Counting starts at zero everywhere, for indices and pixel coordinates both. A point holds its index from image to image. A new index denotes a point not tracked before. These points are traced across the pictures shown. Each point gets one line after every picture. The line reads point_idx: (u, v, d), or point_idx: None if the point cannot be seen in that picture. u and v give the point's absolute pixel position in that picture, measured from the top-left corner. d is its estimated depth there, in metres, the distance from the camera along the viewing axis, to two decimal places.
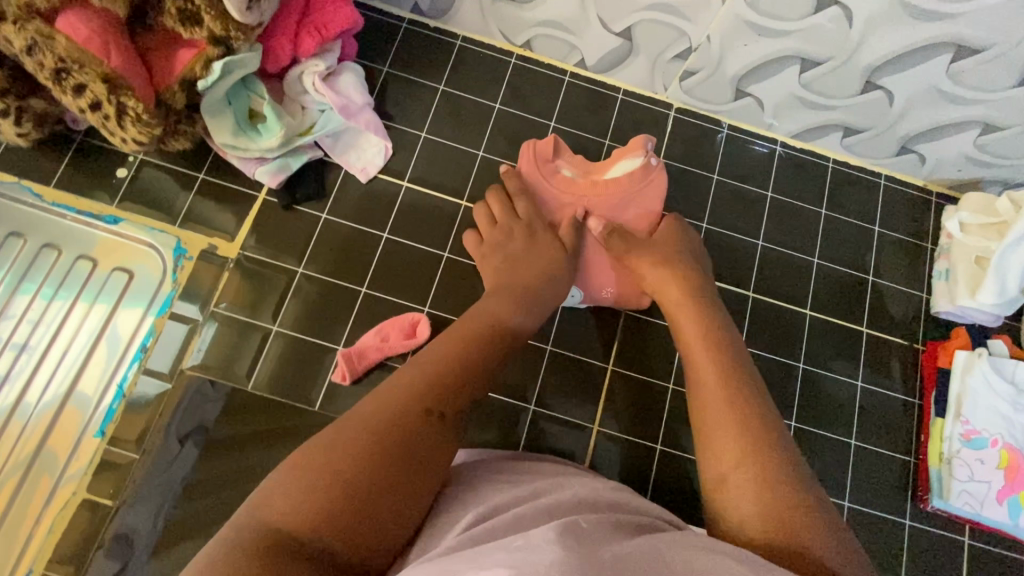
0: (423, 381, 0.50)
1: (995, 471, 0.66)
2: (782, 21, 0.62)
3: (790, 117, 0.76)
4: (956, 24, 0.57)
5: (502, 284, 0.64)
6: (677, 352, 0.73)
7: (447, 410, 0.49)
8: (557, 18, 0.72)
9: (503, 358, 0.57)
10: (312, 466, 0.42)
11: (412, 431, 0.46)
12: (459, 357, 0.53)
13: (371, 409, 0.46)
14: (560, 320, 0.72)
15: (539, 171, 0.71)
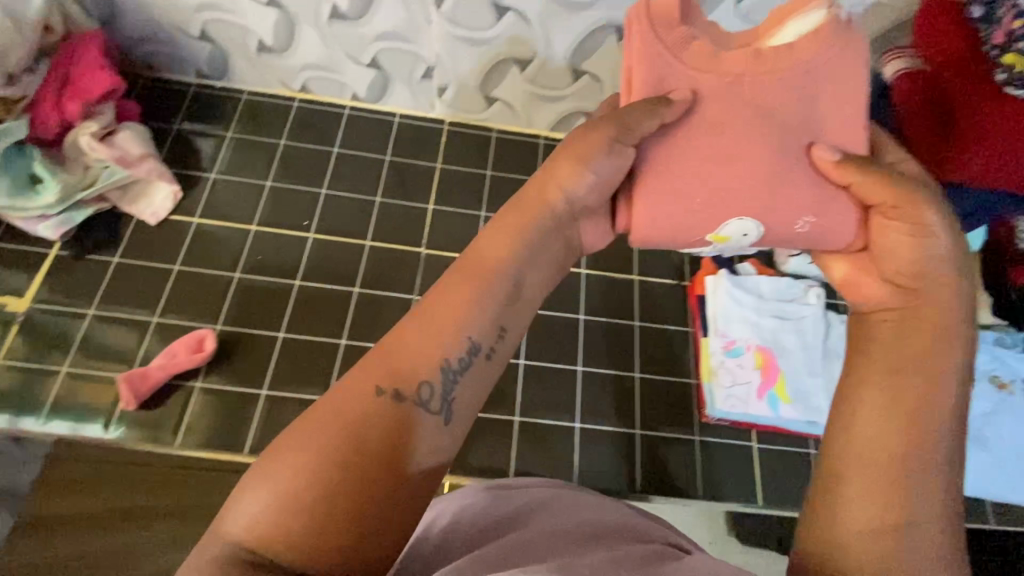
0: (385, 355, 0.39)
1: (752, 372, 0.74)
2: (480, 30, 0.76)
3: (541, 113, 0.87)
4: (601, 10, 0.73)
5: (523, 220, 0.44)
6: None
7: (408, 387, 0.38)
8: (317, 61, 0.83)
9: (508, 306, 0.42)
10: (259, 473, 0.35)
11: (360, 420, 0.36)
12: (434, 315, 0.40)
13: (326, 411, 0.36)
14: (353, 317, 0.75)
15: (662, 41, 0.47)
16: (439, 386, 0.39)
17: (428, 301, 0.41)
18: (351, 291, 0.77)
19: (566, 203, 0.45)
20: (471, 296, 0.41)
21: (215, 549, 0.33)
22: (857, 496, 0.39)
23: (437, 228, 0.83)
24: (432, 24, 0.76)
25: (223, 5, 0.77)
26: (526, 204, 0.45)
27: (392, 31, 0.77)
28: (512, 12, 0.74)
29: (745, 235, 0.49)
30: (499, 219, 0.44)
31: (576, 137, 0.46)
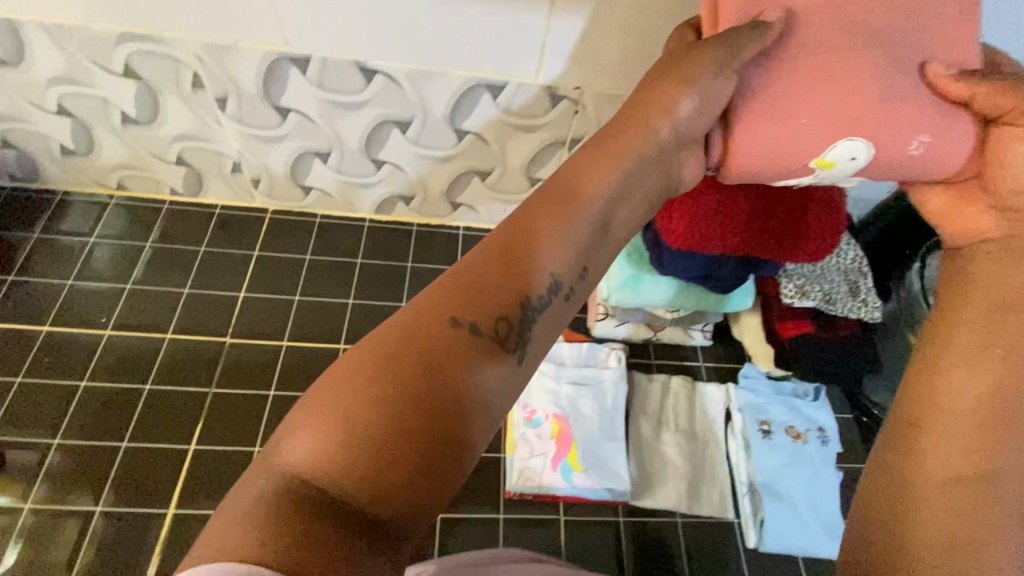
0: (468, 280, 0.36)
1: (549, 442, 0.75)
2: (270, 129, 0.78)
3: (360, 198, 0.92)
4: (377, 109, 0.75)
5: (634, 143, 0.45)
6: (261, 415, 0.79)
7: (487, 319, 0.35)
8: (124, 162, 0.84)
9: (572, 245, 0.40)
10: (315, 400, 0.31)
11: (437, 350, 0.33)
12: (513, 244, 0.37)
13: (399, 330, 0.33)
14: (143, 412, 0.77)
15: None
16: (517, 323, 0.36)
17: (530, 216, 0.39)
18: (145, 386, 0.79)
19: (609, 139, 0.45)
20: (539, 229, 0.39)
21: (263, 481, 0.29)
22: (938, 442, 0.42)
23: (244, 318, 0.86)
24: (222, 124, 0.78)
25: (14, 115, 0.77)
26: (629, 132, 0.46)
27: (187, 134, 0.79)
28: (295, 114, 0.76)
29: (853, 158, 0.50)
30: (597, 152, 0.45)
31: (664, 73, 0.49)
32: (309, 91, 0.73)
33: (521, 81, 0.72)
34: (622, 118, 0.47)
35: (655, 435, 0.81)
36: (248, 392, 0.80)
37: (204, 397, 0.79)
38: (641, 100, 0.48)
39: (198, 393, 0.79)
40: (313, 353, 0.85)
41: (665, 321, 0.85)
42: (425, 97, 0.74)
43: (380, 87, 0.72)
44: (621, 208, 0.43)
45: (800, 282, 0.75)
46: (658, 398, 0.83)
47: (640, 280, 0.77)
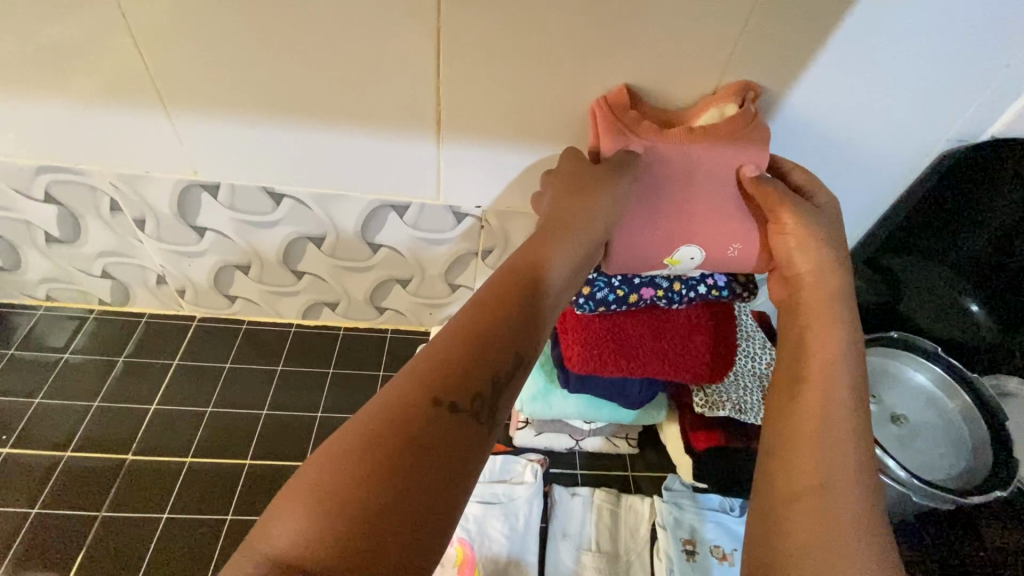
0: (441, 362, 0.41)
1: (450, 569, 0.70)
2: (188, 245, 0.81)
3: (285, 306, 0.93)
4: (289, 226, 0.78)
5: (578, 229, 0.54)
6: (151, 539, 0.75)
7: (462, 394, 0.40)
8: (50, 276, 0.87)
9: (532, 325, 0.46)
10: (305, 481, 0.35)
11: (419, 427, 0.37)
12: (477, 330, 0.43)
13: (385, 406, 0.38)
14: (27, 537, 0.73)
15: (621, 120, 0.60)
16: (488, 395, 0.41)
17: (494, 302, 0.46)
18: (31, 511, 0.75)
19: (556, 222, 0.54)
20: (499, 312, 0.45)
21: (252, 564, 0.32)
22: (796, 493, 0.47)
23: (153, 431, 0.84)
24: (142, 243, 0.81)
25: None
26: (573, 220, 0.54)
27: (110, 251, 0.82)
28: (211, 233, 0.79)
29: (693, 258, 0.62)
30: (550, 236, 0.53)
31: (573, 183, 0.57)
32: (222, 213, 0.76)
33: (423, 201, 0.75)
34: (561, 209, 0.55)
35: (573, 558, 0.74)
36: (140, 515, 0.76)
37: (92, 522, 0.75)
38: (581, 186, 0.56)
39: (88, 515, 0.76)
40: (218, 468, 0.81)
41: (584, 431, 0.82)
42: (332, 215, 0.77)
43: (288, 208, 0.76)
44: (566, 291, 0.52)
45: (709, 391, 0.73)
46: (580, 514, 0.78)
47: (551, 391, 0.75)
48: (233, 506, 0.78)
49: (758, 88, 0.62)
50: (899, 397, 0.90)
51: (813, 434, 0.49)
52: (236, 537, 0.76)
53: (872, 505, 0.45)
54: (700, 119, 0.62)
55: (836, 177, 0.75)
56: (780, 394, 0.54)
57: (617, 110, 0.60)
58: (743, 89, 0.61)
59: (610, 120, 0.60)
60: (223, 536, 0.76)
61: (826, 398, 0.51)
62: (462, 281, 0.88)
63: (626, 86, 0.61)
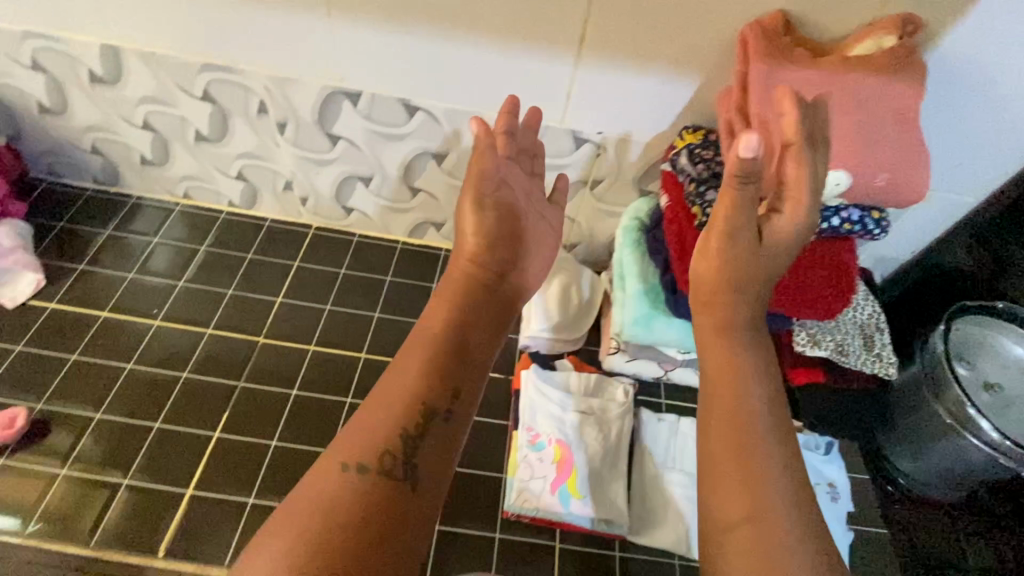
0: (358, 434, 0.51)
1: (549, 466, 0.75)
2: (321, 153, 0.87)
3: (396, 222, 0.99)
4: (416, 141, 0.83)
5: (478, 300, 0.62)
6: (286, 411, 0.84)
7: (376, 458, 0.49)
8: (192, 174, 0.95)
9: (446, 381, 0.55)
10: (252, 552, 0.44)
11: (336, 493, 0.47)
12: (385, 402, 0.53)
13: (311, 484, 0.48)
14: (179, 398, 0.82)
15: (775, 45, 0.60)
16: (403, 453, 0.50)
17: (397, 373, 0.55)
18: (181, 374, 0.84)
19: (457, 297, 0.61)
20: (409, 380, 0.54)
21: None
22: None
23: (280, 321, 0.92)
24: (280, 147, 0.87)
25: (106, 127, 0.88)
26: (465, 297, 0.62)
27: (249, 153, 0.89)
28: (344, 141, 0.84)
29: (838, 184, 0.58)
30: (452, 311, 0.60)
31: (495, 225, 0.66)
32: (358, 122, 0.81)
33: (549, 123, 0.77)
34: (467, 276, 0.64)
35: (659, 473, 0.79)
36: (273, 390, 0.85)
37: (233, 391, 0.84)
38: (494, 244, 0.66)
39: (230, 386, 0.85)
40: (338, 360, 0.89)
41: (676, 361, 0.84)
42: (460, 133, 0.81)
43: (421, 122, 0.80)
44: (479, 343, 0.59)
45: (812, 330, 0.75)
46: (667, 437, 0.82)
47: (655, 317, 0.78)
48: (352, 393, 0.86)
49: (919, 22, 0.61)
50: (994, 367, 0.86)
51: (732, 462, 0.50)
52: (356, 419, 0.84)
53: (807, 515, 0.48)
54: (855, 50, 0.61)
55: (948, 142, 0.74)
56: (707, 421, 0.54)
57: (770, 34, 0.61)
58: (906, 20, 0.59)
59: (762, 44, 0.60)
60: (344, 417, 0.84)
61: (744, 427, 0.52)
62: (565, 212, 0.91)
63: (779, 14, 0.61)
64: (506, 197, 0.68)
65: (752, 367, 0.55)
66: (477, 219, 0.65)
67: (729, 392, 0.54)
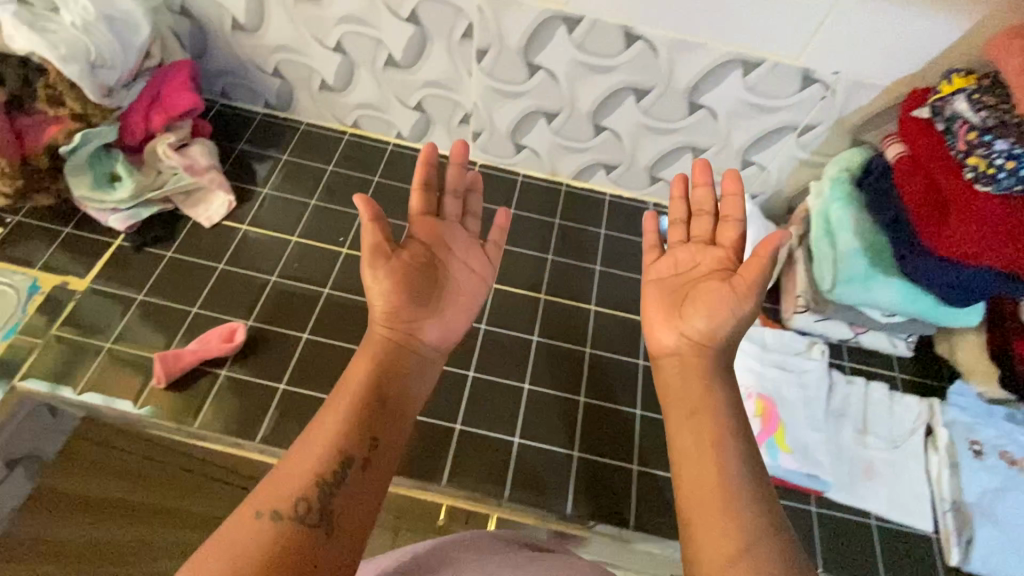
0: (266, 491, 0.48)
1: (753, 420, 0.75)
2: (514, 83, 0.83)
3: (567, 161, 0.95)
4: (623, 74, 0.79)
5: (386, 351, 0.59)
6: (478, 344, 0.82)
7: (290, 505, 0.46)
8: (368, 101, 0.93)
9: (342, 430, 0.52)
10: None
11: (245, 542, 0.44)
12: (300, 465, 0.49)
13: (221, 535, 0.44)
14: None
15: None
16: (318, 502, 0.47)
17: (316, 427, 0.52)
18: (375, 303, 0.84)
19: (380, 347, 0.59)
20: (329, 433, 0.51)
21: None
22: None
23: None
24: (471, 76, 0.84)
25: (295, 48, 0.86)
26: (384, 350, 0.59)
27: (437, 81, 0.87)
28: (544, 71, 0.81)
29: None
30: (371, 362, 0.58)
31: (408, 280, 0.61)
32: (567, 51, 0.77)
33: (780, 59, 0.73)
34: (387, 333, 0.60)
35: (852, 436, 0.79)
36: None
37: None
38: (421, 295, 0.62)
39: None
40: (518, 298, 0.87)
41: (875, 323, 0.82)
42: (674, 67, 0.76)
43: (636, 53, 0.75)
44: (400, 395, 0.57)
45: None
46: (859, 401, 0.81)
47: (873, 277, 0.75)
48: (536, 333, 0.84)
49: None
50: None
51: (709, 501, 0.49)
52: (543, 359, 0.82)
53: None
54: None
55: None
56: None
57: None
58: None
59: None
60: (532, 355, 0.82)
61: (720, 468, 0.51)
62: (759, 158, 0.86)
63: None
64: (425, 247, 0.65)
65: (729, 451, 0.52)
66: (395, 272, 0.61)
67: (702, 436, 0.54)
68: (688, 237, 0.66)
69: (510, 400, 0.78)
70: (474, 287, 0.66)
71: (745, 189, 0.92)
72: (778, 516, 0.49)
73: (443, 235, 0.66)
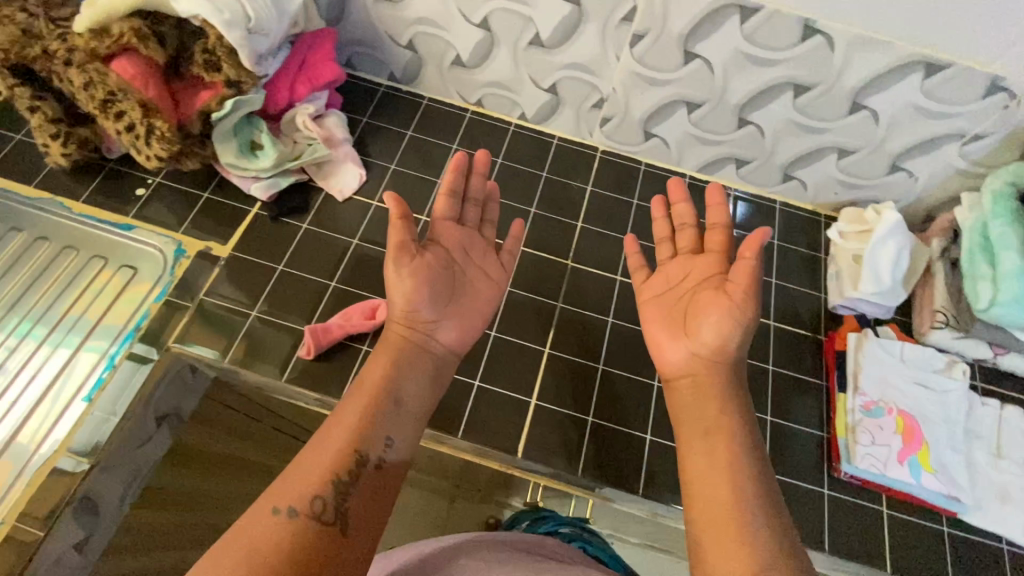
0: (291, 482, 0.54)
1: (893, 436, 0.74)
2: (664, 71, 0.80)
3: (695, 153, 0.93)
4: (787, 68, 0.75)
5: (403, 354, 0.65)
6: (605, 338, 0.83)
7: (306, 503, 0.52)
8: (500, 80, 0.91)
9: (358, 432, 0.58)
10: None
11: (269, 534, 0.49)
12: (317, 461, 0.55)
13: (246, 526, 0.50)
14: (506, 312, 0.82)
15: None
16: (331, 499, 0.53)
17: (331, 428, 0.58)
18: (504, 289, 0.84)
19: (395, 351, 0.65)
20: (345, 434, 0.57)
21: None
22: None
23: (584, 246, 0.89)
24: (619, 61, 0.81)
25: (439, 21, 0.85)
26: (400, 353, 0.65)
27: (581, 64, 0.84)
28: (700, 60, 0.77)
29: None
30: (386, 364, 0.64)
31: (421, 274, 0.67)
32: (732, 41, 0.74)
33: (969, 65, 0.69)
34: (400, 338, 0.66)
35: (989, 459, 0.76)
36: (589, 319, 0.84)
37: (552, 311, 0.84)
38: (439, 298, 0.68)
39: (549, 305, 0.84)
40: None
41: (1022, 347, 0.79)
42: (846, 65, 0.73)
43: (810, 48, 0.72)
44: (411, 395, 0.63)
45: None
46: (996, 424, 0.79)
47: None
48: None
49: None
50: None
51: (723, 522, 0.52)
52: None
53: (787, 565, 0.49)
54: None
55: None
56: None
57: None
58: None
59: None
60: None
61: (734, 486, 0.55)
62: (910, 165, 0.83)
63: None
64: (444, 254, 0.70)
65: (725, 451, 0.58)
66: (418, 270, 0.67)
67: (716, 453, 0.58)
68: (684, 251, 0.71)
69: (639, 395, 0.79)
70: (484, 295, 0.72)
71: (885, 195, 0.88)
72: (779, 520, 0.53)
73: (461, 245, 0.72)
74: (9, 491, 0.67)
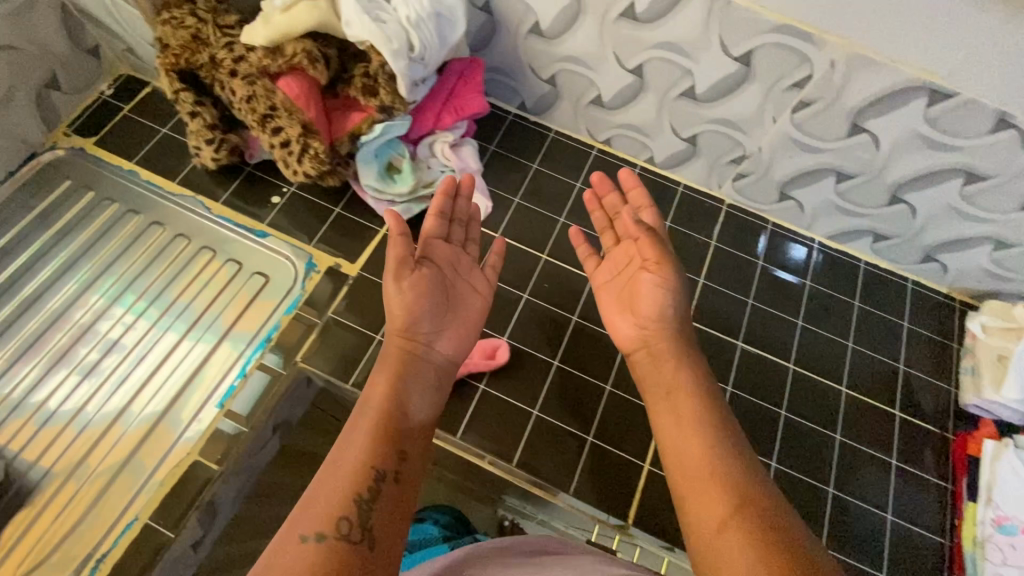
0: (307, 511, 0.47)
1: None
2: (822, 140, 0.77)
3: (830, 221, 0.89)
4: (964, 155, 0.70)
5: (405, 368, 0.60)
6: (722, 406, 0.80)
7: (331, 524, 0.46)
8: (636, 123, 0.89)
9: (370, 446, 0.52)
10: None
11: (299, 564, 0.43)
12: (331, 485, 0.49)
13: (271, 562, 0.44)
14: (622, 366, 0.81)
15: None
16: (357, 517, 0.47)
17: (340, 448, 0.53)
18: None
19: (396, 364, 0.60)
20: (359, 453, 0.51)
21: None
22: None
23: (705, 305, 0.87)
24: (775, 123, 0.78)
25: (589, 62, 0.83)
26: (398, 365, 0.60)
27: (731, 121, 0.81)
28: (867, 135, 0.73)
29: None
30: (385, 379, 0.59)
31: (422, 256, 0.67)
32: (908, 121, 0.70)
33: None
34: (399, 352, 0.62)
35: None
36: None
37: None
38: (433, 308, 0.64)
39: None
40: (764, 362, 0.84)
41: None
42: None
43: (998, 141, 0.67)
44: (418, 405, 0.59)
45: None
46: None
47: None
48: (783, 406, 0.81)
49: None
50: None
51: (730, 495, 0.50)
52: (788, 436, 0.79)
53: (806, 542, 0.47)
54: None
55: None
56: None
57: None
58: None
59: None
60: (780, 431, 0.79)
61: (712, 457, 0.54)
62: None
63: None
64: (437, 269, 0.67)
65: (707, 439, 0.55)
66: (417, 285, 0.63)
67: (682, 414, 0.58)
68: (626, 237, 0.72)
69: None
70: (480, 307, 0.69)
71: None
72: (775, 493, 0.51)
73: (452, 257, 0.69)
74: (147, 481, 0.70)
